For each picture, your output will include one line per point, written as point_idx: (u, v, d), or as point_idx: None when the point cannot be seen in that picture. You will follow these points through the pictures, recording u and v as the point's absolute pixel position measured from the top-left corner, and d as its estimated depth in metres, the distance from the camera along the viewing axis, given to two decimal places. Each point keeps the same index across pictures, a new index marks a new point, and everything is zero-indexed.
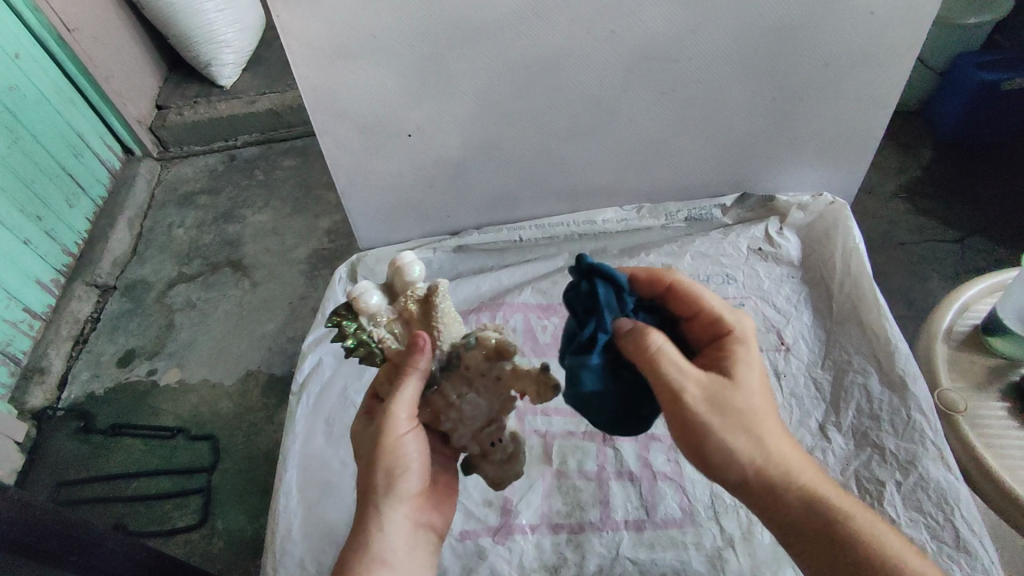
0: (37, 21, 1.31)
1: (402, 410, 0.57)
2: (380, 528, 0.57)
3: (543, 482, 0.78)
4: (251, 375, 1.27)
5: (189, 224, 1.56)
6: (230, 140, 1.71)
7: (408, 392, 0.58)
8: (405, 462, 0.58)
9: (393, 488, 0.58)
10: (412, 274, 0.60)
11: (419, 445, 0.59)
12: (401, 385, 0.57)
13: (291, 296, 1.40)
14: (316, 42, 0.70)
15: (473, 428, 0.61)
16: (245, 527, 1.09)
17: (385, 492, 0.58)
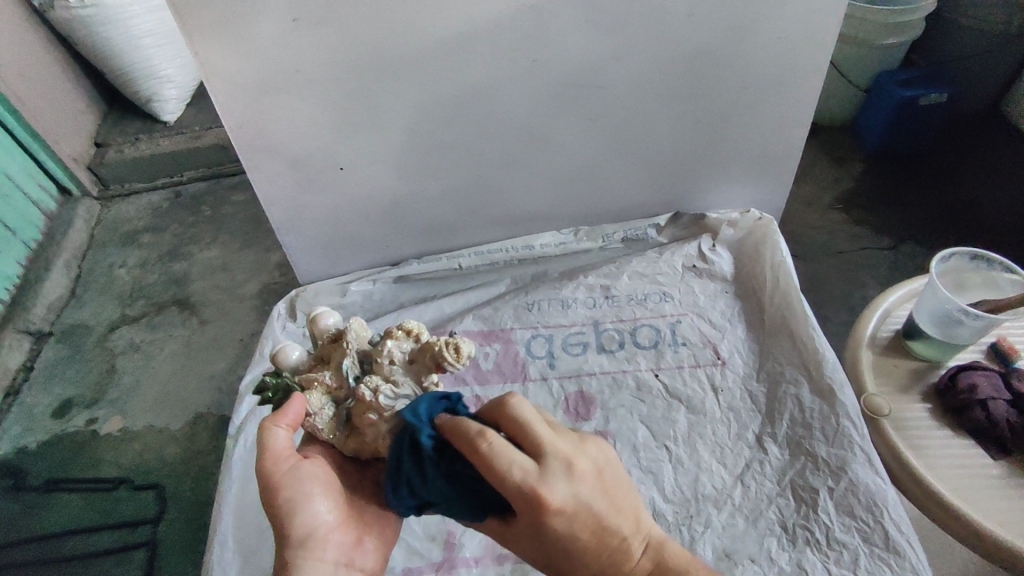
0: None
1: (275, 454, 0.58)
2: None
3: None
4: (200, 417, 1.23)
5: (130, 263, 1.51)
6: (175, 176, 1.68)
7: (284, 435, 0.59)
8: (297, 506, 0.57)
9: (290, 536, 0.56)
10: (323, 324, 0.68)
11: (312, 486, 0.58)
12: (266, 434, 0.59)
13: (241, 333, 1.36)
14: (239, 78, 0.70)
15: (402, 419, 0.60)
16: None
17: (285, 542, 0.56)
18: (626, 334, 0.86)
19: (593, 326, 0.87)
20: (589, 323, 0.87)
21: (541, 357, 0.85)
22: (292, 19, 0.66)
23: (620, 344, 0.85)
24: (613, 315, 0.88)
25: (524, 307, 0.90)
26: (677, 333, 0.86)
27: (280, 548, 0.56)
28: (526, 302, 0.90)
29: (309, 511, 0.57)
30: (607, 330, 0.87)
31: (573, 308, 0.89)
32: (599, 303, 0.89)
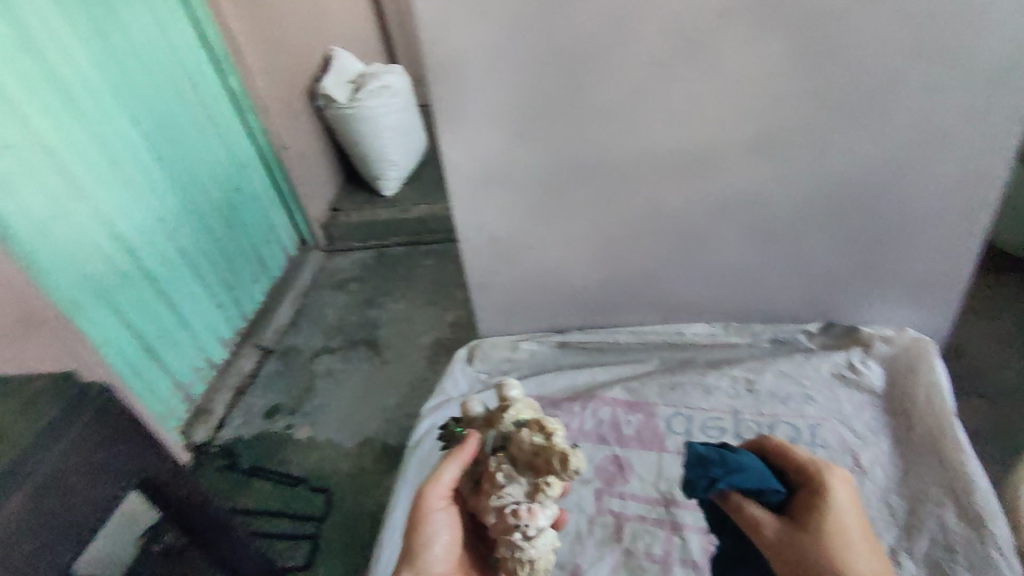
0: (266, 145, 1.82)
1: (436, 493, 0.74)
2: None
3: (611, 557, 0.84)
4: (369, 441, 1.46)
5: (338, 305, 1.87)
6: (382, 240, 2.07)
7: (444, 495, 0.75)
8: (428, 538, 0.75)
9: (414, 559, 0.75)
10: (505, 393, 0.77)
11: (443, 525, 0.76)
12: (438, 475, 0.73)
13: (412, 377, 1.60)
14: (471, 174, 0.93)
15: (508, 502, 0.68)
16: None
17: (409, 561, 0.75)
18: (764, 427, 0.91)
19: (733, 415, 0.93)
20: (728, 411, 0.94)
21: (679, 433, 0.93)
22: (518, 136, 0.88)
23: (757, 435, 0.91)
24: (754, 409, 0.93)
25: (669, 386, 0.98)
26: (817, 435, 0.89)
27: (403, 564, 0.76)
28: (671, 382, 0.98)
29: (433, 545, 0.75)
30: (746, 421, 0.92)
31: (715, 395, 0.96)
32: (741, 394, 0.95)
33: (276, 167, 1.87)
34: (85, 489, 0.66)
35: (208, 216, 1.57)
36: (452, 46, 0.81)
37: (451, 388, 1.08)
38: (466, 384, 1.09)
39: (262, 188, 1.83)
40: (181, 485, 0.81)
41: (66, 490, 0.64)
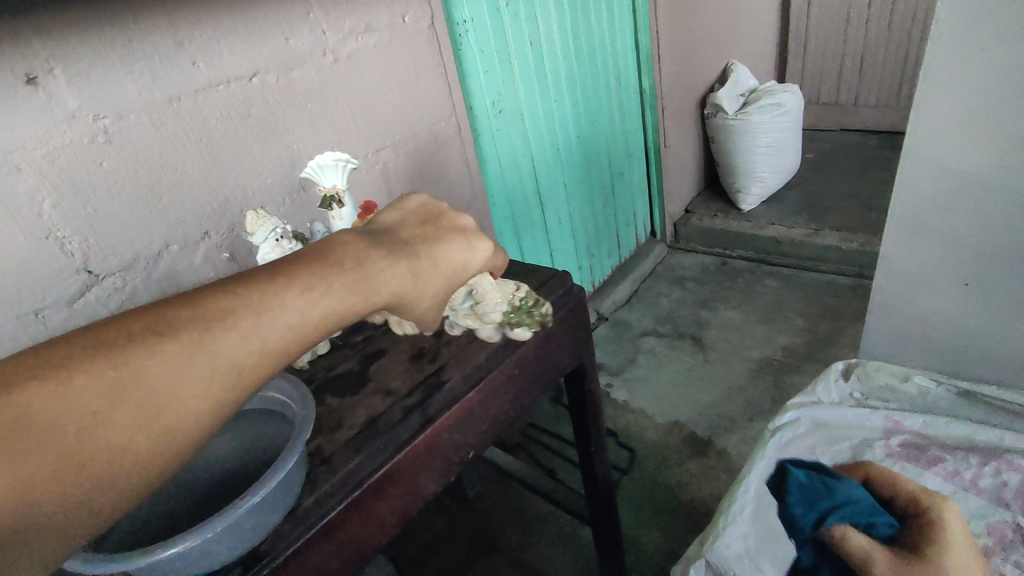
0: (657, 185, 2.70)
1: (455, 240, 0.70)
2: (257, 297, 0.54)
3: None
4: (678, 425, 1.89)
5: (673, 296, 2.53)
6: (726, 251, 2.74)
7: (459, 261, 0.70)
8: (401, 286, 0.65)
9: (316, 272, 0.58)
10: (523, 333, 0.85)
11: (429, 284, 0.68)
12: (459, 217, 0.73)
13: (731, 383, 2.01)
14: (925, 193, 1.00)
15: None
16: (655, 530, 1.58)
17: (317, 272, 0.58)
18: None
19: None
20: None
21: None
22: (999, 165, 0.91)
23: None
24: None
25: None
26: None
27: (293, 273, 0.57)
28: None
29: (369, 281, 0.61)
30: None
31: None
32: None
33: (655, 194, 2.72)
34: (552, 355, 0.92)
35: (600, 230, 2.47)
36: (951, 87, 0.90)
37: (823, 394, 1.09)
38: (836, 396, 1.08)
39: (640, 203, 2.68)
40: (584, 387, 1.04)
41: (548, 350, 0.91)
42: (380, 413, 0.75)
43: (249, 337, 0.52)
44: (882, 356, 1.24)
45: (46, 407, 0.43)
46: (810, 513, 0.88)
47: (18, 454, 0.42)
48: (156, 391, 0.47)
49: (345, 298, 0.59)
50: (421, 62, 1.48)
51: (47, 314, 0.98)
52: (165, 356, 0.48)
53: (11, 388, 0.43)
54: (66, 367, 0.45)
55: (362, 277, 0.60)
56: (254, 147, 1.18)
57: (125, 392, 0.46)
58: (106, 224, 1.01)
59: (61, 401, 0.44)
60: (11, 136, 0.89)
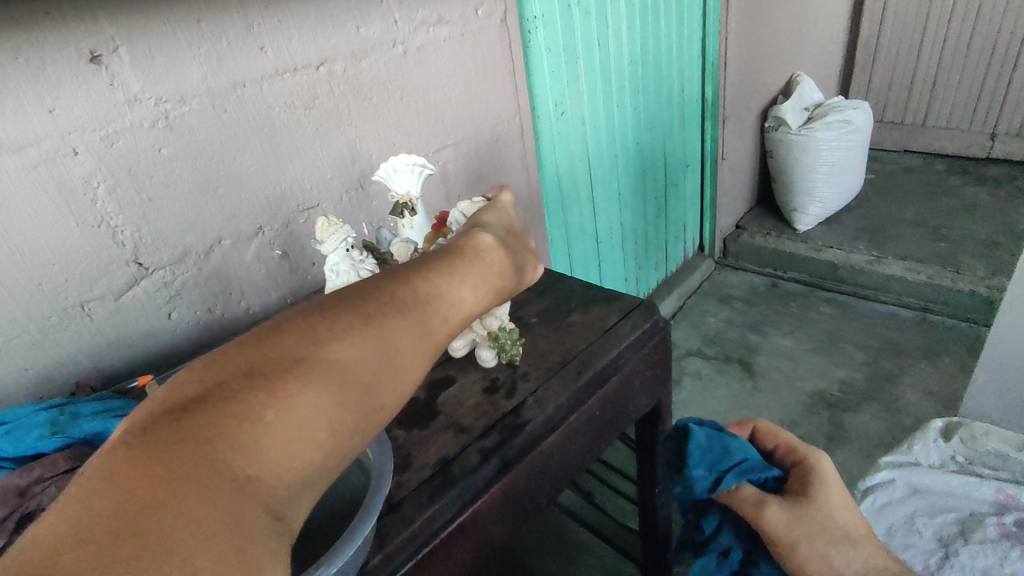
0: (710, 198, 2.59)
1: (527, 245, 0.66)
2: (404, 294, 0.49)
3: None
4: None
5: (720, 316, 2.42)
6: (779, 271, 2.62)
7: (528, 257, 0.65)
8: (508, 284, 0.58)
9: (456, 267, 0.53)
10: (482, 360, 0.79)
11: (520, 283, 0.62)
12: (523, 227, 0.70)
13: (783, 415, 1.90)
14: None
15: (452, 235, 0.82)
16: None
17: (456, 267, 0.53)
18: None
19: None
20: None
21: None
22: None
23: None
24: None
25: None
26: None
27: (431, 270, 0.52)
28: None
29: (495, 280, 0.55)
30: None
31: None
32: None
33: (707, 207, 2.61)
34: (633, 394, 0.83)
35: (649, 242, 2.36)
36: None
37: (919, 454, 1.04)
38: (937, 458, 1.03)
39: (691, 216, 2.57)
40: (657, 428, 0.95)
41: (629, 389, 0.82)
42: (453, 454, 0.67)
43: (423, 324, 0.48)
44: (980, 413, 1.14)
45: (270, 413, 0.40)
46: (707, 476, 0.77)
47: (250, 464, 0.38)
48: (363, 380, 0.44)
49: (483, 289, 0.54)
50: (490, 58, 1.39)
51: (93, 306, 0.92)
52: (362, 345, 0.44)
53: (228, 400, 0.39)
54: (271, 370, 0.41)
55: (491, 267, 0.55)
56: (315, 140, 1.10)
57: (337, 383, 0.43)
58: (161, 214, 0.95)
59: (277, 403, 0.40)
60: (70, 117, 0.83)
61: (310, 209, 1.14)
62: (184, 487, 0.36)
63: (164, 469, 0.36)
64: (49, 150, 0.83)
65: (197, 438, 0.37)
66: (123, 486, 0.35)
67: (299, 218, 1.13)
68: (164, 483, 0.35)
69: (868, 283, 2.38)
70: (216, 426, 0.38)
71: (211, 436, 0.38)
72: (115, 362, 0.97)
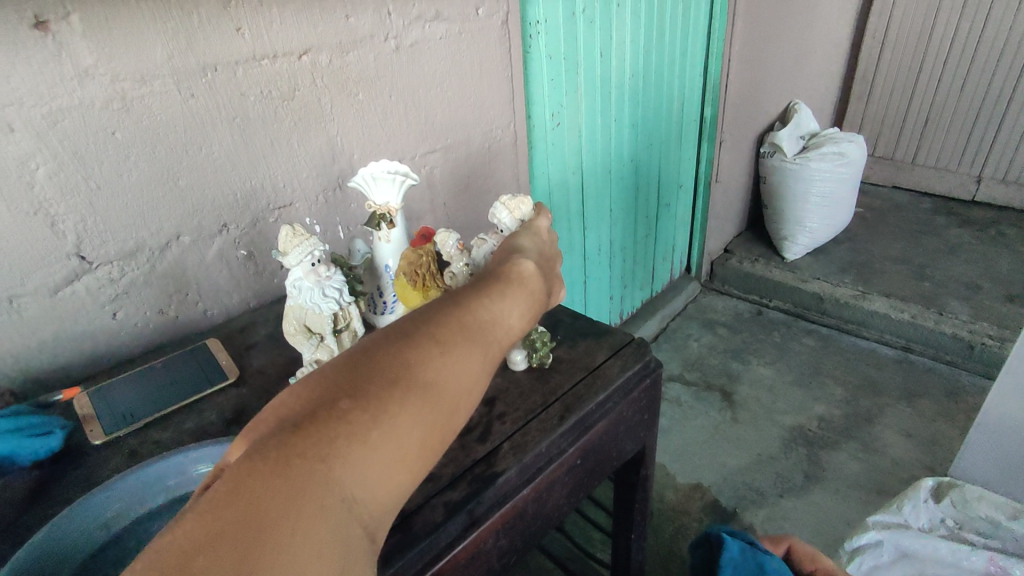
0: (700, 220, 2.54)
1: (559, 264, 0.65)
2: (465, 321, 0.47)
3: None
4: (700, 489, 1.73)
5: (703, 341, 2.37)
6: (764, 299, 2.59)
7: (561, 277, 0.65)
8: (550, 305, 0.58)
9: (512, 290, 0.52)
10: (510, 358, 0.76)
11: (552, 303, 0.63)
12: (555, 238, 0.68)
13: (760, 450, 1.85)
14: None
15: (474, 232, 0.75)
16: None
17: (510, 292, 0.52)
18: None
19: None
20: None
21: None
22: None
23: None
24: None
25: None
26: None
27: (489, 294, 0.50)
28: None
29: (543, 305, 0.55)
30: None
31: None
32: None
33: (697, 229, 2.56)
34: (617, 440, 0.77)
35: (637, 260, 2.31)
36: None
37: (908, 515, 1.06)
38: (926, 520, 1.05)
39: (680, 236, 2.52)
40: (639, 472, 0.88)
41: (613, 436, 0.76)
42: (414, 506, 0.59)
43: (492, 350, 0.47)
44: (970, 474, 1.11)
45: (376, 435, 0.40)
46: None
47: (356, 485, 0.39)
48: (453, 407, 0.45)
49: (531, 315, 0.52)
50: (487, 61, 1.32)
51: (24, 302, 0.83)
52: (452, 371, 0.45)
53: (342, 419, 0.39)
54: (373, 391, 0.41)
55: (540, 296, 0.54)
56: (292, 134, 1.02)
57: (434, 409, 0.43)
58: (110, 204, 0.86)
59: (382, 425, 0.40)
60: (7, 89, 0.74)
61: (282, 208, 1.05)
62: (306, 504, 0.36)
63: (284, 487, 0.36)
64: None
65: (311, 456, 0.37)
66: (245, 502, 0.34)
67: (269, 217, 1.04)
68: (288, 496, 0.35)
69: (851, 318, 2.36)
70: (327, 445, 0.38)
71: (325, 456, 0.37)
72: (47, 364, 0.87)
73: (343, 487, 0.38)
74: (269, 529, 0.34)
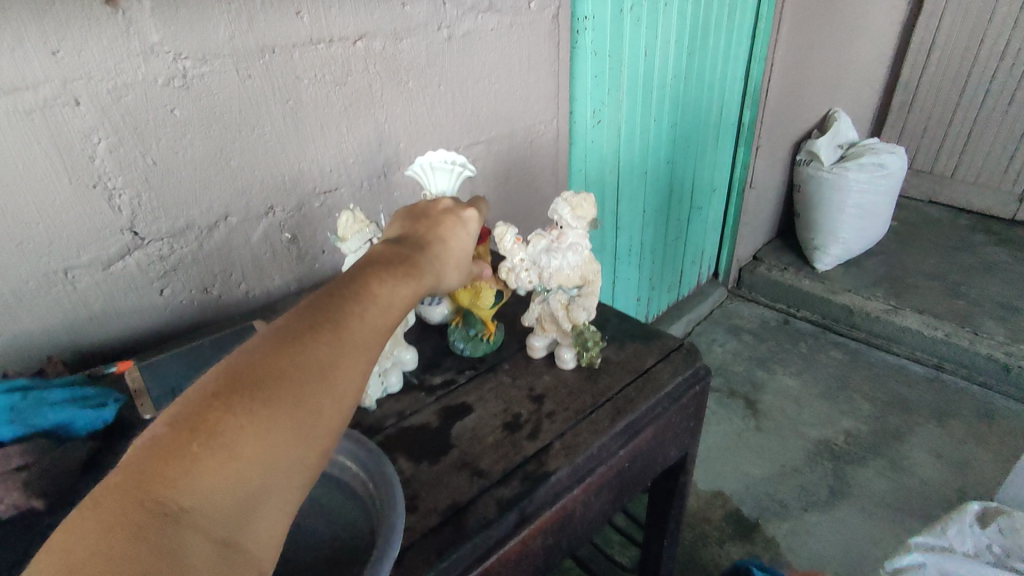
0: (732, 226, 2.51)
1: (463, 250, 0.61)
2: (344, 299, 0.47)
3: None
4: (722, 498, 1.71)
5: (727, 347, 2.35)
6: (791, 309, 2.55)
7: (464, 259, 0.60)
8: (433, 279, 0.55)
9: (393, 270, 0.51)
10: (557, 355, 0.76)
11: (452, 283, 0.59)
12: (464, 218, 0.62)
13: (784, 461, 1.82)
14: None
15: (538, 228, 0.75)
16: None
17: (389, 272, 0.50)
18: None
19: None
20: None
21: None
22: None
23: None
24: None
25: None
26: None
27: (371, 277, 0.49)
28: None
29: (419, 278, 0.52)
30: None
31: None
32: None
33: (728, 234, 2.53)
34: (663, 445, 0.75)
35: (666, 263, 2.28)
36: None
37: (952, 538, 1.02)
38: (971, 545, 1.01)
39: (710, 241, 2.49)
40: (678, 478, 0.87)
41: (660, 441, 0.74)
42: (466, 501, 0.59)
43: (364, 325, 0.47)
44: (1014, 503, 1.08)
45: (255, 413, 0.40)
46: None
47: (242, 459, 0.40)
48: (374, 333, 0.47)
49: (405, 288, 0.50)
50: (535, 55, 1.30)
51: (77, 274, 0.83)
52: (331, 348, 0.44)
53: (226, 404, 0.40)
54: (258, 376, 0.41)
55: (413, 272, 0.52)
56: (342, 119, 1.02)
57: (361, 347, 0.46)
58: (165, 182, 0.86)
59: (321, 369, 0.43)
60: (75, 62, 0.74)
61: (327, 193, 1.05)
62: (248, 447, 0.40)
63: (169, 470, 0.37)
64: (48, 96, 0.73)
65: (196, 443, 0.38)
66: (136, 491, 0.37)
67: (314, 201, 1.04)
68: (231, 444, 0.39)
69: (883, 333, 2.31)
70: (209, 431, 0.39)
71: (208, 440, 0.39)
72: (94, 336, 0.88)
73: (226, 465, 0.39)
74: (216, 471, 0.39)
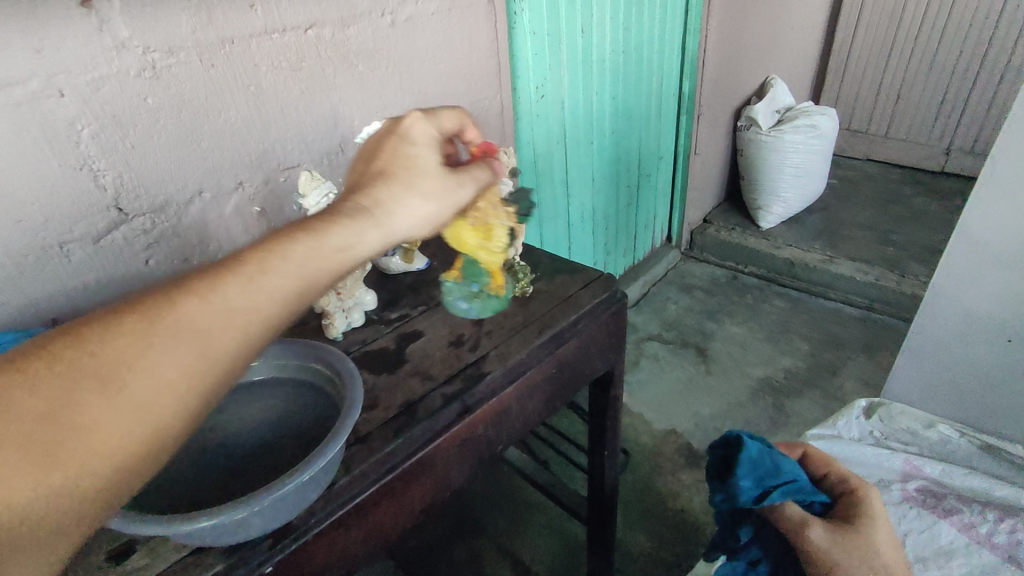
0: (680, 190, 2.67)
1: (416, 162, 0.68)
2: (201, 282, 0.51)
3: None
4: (673, 434, 1.88)
5: (680, 304, 2.52)
6: (739, 265, 2.74)
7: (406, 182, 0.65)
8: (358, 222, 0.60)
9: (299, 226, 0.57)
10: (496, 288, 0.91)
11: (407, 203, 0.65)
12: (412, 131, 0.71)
13: (730, 399, 2.01)
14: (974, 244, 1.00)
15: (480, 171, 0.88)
16: (646, 543, 1.58)
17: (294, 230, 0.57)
18: None
19: None
20: None
21: None
22: None
23: None
24: None
25: None
26: None
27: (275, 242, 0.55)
28: None
29: (325, 233, 0.57)
30: None
31: None
32: None
33: (678, 199, 2.69)
34: (588, 358, 0.90)
35: (619, 227, 2.44)
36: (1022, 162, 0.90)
37: (842, 428, 1.14)
38: (857, 432, 1.13)
39: (661, 205, 2.65)
40: (609, 392, 1.03)
41: (585, 353, 0.89)
42: (418, 398, 0.73)
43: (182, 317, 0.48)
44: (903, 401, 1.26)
45: (33, 421, 0.42)
46: (753, 489, 0.81)
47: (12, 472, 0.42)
48: (200, 330, 0.49)
49: (307, 241, 0.56)
50: (474, 35, 1.43)
51: (71, 248, 0.95)
52: (135, 356, 0.46)
53: (3, 412, 0.42)
54: (47, 383, 0.43)
55: (319, 223, 0.58)
56: (299, 102, 1.13)
57: (174, 347, 0.48)
58: (143, 162, 0.97)
59: (118, 377, 0.45)
60: (57, 58, 0.85)
61: (290, 169, 1.17)
62: (24, 455, 0.42)
63: None
64: (36, 89, 0.84)
65: None
66: None
67: (278, 177, 1.16)
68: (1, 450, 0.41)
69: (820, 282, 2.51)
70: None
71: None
72: (89, 303, 0.99)
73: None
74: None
